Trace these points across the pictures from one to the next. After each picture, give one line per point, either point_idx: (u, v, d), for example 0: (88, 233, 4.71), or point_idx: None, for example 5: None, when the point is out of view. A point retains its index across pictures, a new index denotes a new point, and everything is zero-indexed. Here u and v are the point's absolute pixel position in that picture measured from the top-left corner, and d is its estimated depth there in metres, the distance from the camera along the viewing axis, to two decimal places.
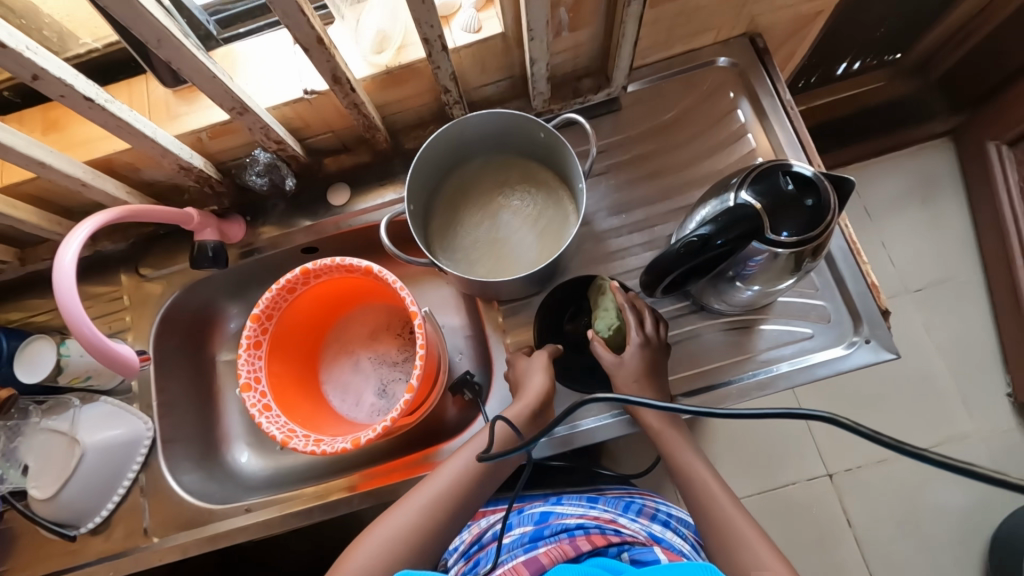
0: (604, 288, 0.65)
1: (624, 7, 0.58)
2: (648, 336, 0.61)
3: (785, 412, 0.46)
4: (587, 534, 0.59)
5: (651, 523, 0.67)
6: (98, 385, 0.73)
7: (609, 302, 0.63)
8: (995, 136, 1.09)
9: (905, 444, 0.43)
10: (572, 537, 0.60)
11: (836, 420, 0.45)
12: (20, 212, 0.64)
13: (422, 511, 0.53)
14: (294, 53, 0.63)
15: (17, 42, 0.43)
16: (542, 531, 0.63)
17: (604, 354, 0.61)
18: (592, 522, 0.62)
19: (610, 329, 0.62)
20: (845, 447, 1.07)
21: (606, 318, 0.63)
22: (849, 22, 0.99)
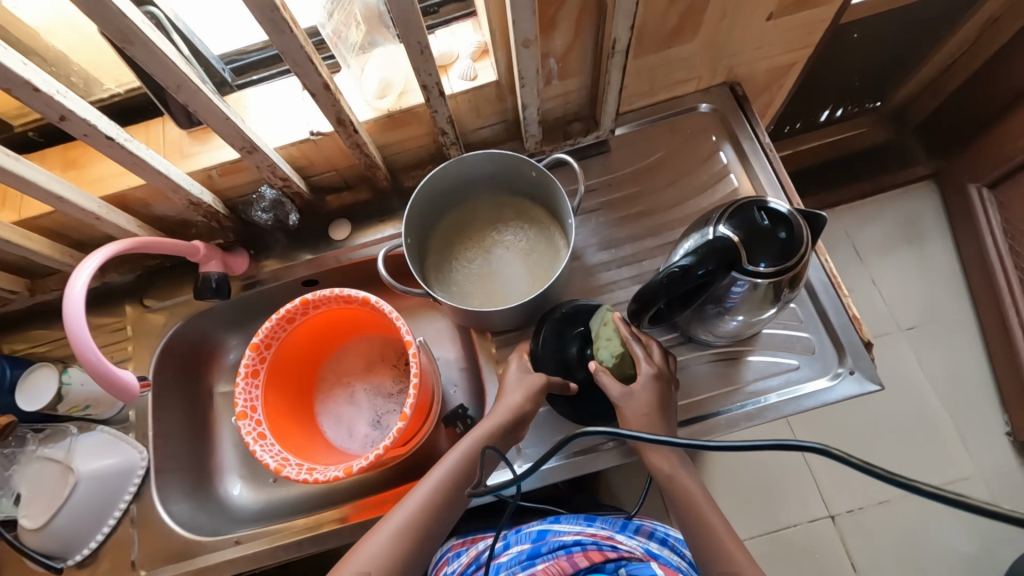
0: (609, 320, 0.64)
1: (608, 58, 0.63)
2: (656, 370, 0.60)
3: (773, 442, 0.43)
4: (585, 550, 0.59)
5: (648, 541, 0.66)
6: (97, 413, 0.74)
7: (614, 332, 0.63)
8: (975, 180, 1.14)
9: (895, 473, 0.39)
10: (570, 554, 0.60)
11: (829, 450, 0.41)
12: (34, 244, 0.67)
13: (405, 532, 0.50)
14: (302, 98, 0.67)
15: (50, 88, 0.48)
16: (540, 548, 0.62)
17: (611, 385, 0.60)
18: (590, 538, 0.61)
19: (614, 358, 0.62)
20: (843, 486, 1.06)
21: (609, 347, 0.63)
22: (825, 73, 1.05)
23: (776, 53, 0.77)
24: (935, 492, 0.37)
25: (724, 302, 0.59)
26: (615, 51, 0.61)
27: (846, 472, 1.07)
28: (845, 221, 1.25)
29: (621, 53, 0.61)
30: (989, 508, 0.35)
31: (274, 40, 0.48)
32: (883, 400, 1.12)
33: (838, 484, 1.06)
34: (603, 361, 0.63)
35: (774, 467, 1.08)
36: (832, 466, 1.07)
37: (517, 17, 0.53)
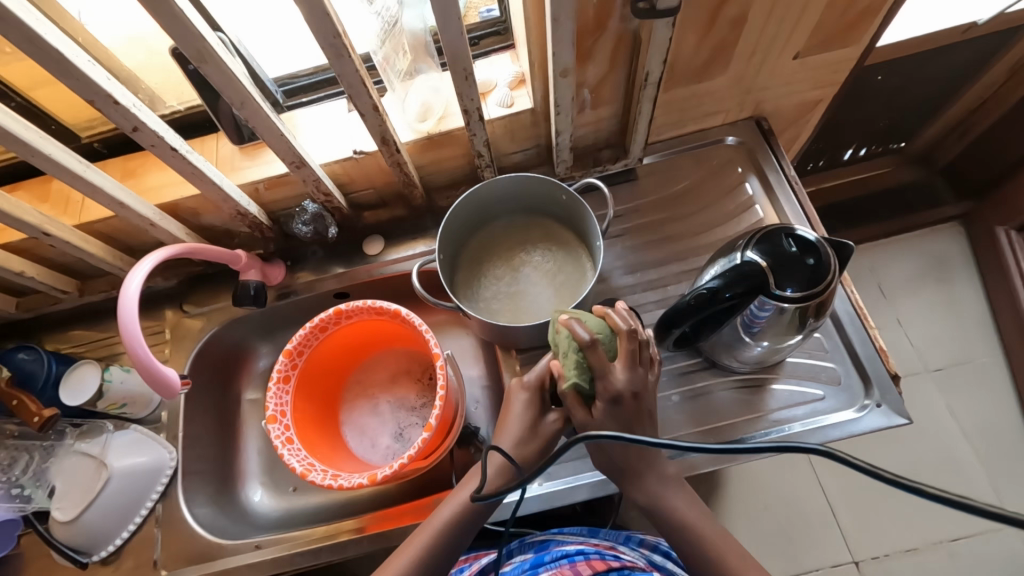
0: (560, 324, 0.53)
1: (640, 90, 0.66)
2: (612, 387, 0.49)
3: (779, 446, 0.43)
4: (588, 561, 0.57)
5: (653, 553, 0.65)
6: (131, 412, 0.76)
7: (568, 345, 0.51)
8: (1003, 222, 1.13)
9: (899, 476, 0.40)
10: (571, 564, 0.57)
11: (832, 454, 0.42)
12: (91, 246, 0.71)
13: (431, 543, 0.53)
14: (348, 118, 0.72)
15: (128, 101, 0.52)
16: (543, 558, 0.61)
17: (574, 410, 0.51)
18: (592, 548, 0.60)
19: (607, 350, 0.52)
20: (866, 528, 1.03)
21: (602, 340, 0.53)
22: (850, 112, 1.07)
23: (803, 90, 0.79)
24: (939, 494, 0.38)
25: (750, 327, 0.60)
26: (648, 83, 0.64)
27: (870, 515, 1.04)
28: (870, 258, 1.25)
29: (653, 85, 0.64)
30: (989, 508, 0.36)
31: (333, 64, 0.52)
32: (911, 441, 1.10)
33: (863, 527, 1.03)
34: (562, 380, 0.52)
35: (796, 506, 1.05)
36: (856, 507, 1.05)
37: (558, 49, 0.56)
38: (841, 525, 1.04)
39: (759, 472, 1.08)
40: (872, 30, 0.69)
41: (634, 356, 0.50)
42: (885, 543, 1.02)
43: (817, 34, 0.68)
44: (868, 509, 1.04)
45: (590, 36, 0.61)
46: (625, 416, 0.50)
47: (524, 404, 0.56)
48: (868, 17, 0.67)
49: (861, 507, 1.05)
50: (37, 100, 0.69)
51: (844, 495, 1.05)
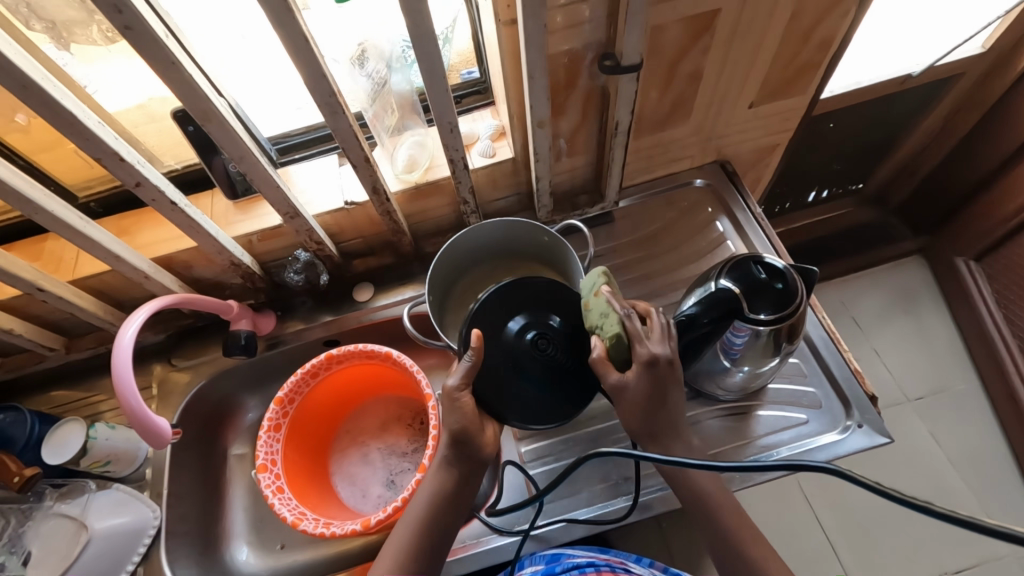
0: (597, 291, 0.57)
1: (611, 138, 0.71)
2: (651, 352, 0.53)
3: (788, 464, 0.47)
4: (599, 570, 0.59)
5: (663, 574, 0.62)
6: (115, 470, 0.74)
7: (606, 308, 0.56)
8: (961, 253, 1.21)
9: (908, 495, 0.43)
10: (584, 574, 0.59)
11: (843, 473, 0.45)
12: (82, 300, 0.72)
13: (409, 545, 0.55)
14: (339, 173, 0.76)
15: (133, 158, 0.55)
16: (552, 566, 0.62)
17: (606, 371, 0.54)
18: (602, 560, 0.61)
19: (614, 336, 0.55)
20: (872, 565, 1.02)
21: (605, 325, 0.56)
22: (807, 157, 1.16)
23: (760, 137, 0.86)
24: (945, 513, 0.41)
25: (729, 352, 0.63)
26: (618, 131, 0.70)
27: (871, 549, 1.03)
28: (844, 294, 1.30)
29: (622, 133, 0.70)
30: (992, 527, 0.39)
31: (328, 121, 0.57)
32: (901, 470, 1.10)
33: (863, 564, 1.02)
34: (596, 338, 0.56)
35: (797, 545, 1.04)
36: (857, 542, 1.03)
37: (535, 104, 0.61)
38: (843, 562, 1.02)
39: (755, 510, 1.07)
40: (814, 82, 0.77)
41: (667, 330, 0.55)
42: None
43: (766, 86, 0.75)
44: (868, 543, 1.03)
45: (564, 92, 0.67)
46: (656, 382, 0.53)
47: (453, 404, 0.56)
48: (809, 71, 0.74)
49: (860, 541, 1.04)
50: (39, 163, 0.72)
51: (844, 531, 1.04)
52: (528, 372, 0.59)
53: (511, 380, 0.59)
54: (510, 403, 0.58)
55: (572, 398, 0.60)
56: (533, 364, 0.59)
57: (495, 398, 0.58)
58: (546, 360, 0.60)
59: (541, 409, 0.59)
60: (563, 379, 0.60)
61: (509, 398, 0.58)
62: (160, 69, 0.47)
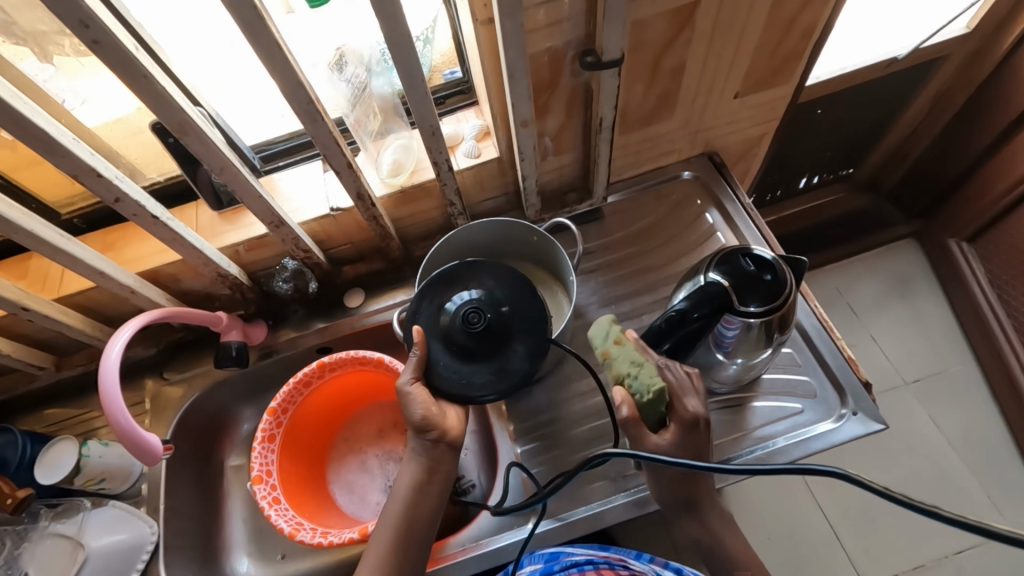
0: (622, 339, 0.59)
1: (597, 134, 0.71)
2: (694, 407, 0.56)
3: (796, 467, 0.47)
4: (597, 569, 0.62)
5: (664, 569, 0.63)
6: (110, 488, 0.73)
7: (637, 356, 0.58)
8: (953, 236, 1.21)
9: (913, 499, 0.43)
10: (583, 573, 0.62)
11: (847, 476, 0.46)
12: (69, 318, 0.71)
13: (392, 539, 0.56)
14: (324, 179, 0.76)
15: (111, 174, 0.55)
16: (552, 565, 0.64)
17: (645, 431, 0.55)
18: (599, 556, 0.64)
19: (652, 388, 0.55)
20: (876, 552, 1.02)
21: (644, 376, 0.56)
22: (796, 145, 1.15)
23: (747, 127, 0.86)
24: (955, 519, 0.40)
25: (722, 345, 0.63)
26: (603, 128, 0.69)
27: (872, 534, 1.03)
28: (838, 280, 1.30)
29: (607, 129, 0.70)
30: (999, 532, 0.39)
31: (308, 128, 0.56)
32: (900, 454, 1.11)
33: (865, 550, 1.02)
34: (635, 394, 0.56)
35: (799, 533, 1.04)
36: (859, 528, 1.04)
37: (517, 104, 0.61)
38: (845, 548, 1.02)
39: (757, 500, 1.07)
40: (799, 70, 0.77)
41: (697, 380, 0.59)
42: (890, 561, 1.01)
43: (751, 76, 0.75)
44: (869, 527, 1.04)
45: (546, 90, 0.66)
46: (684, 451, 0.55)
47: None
48: (794, 60, 0.74)
49: (862, 526, 1.04)
50: (19, 180, 0.71)
51: (845, 517, 1.05)
52: (468, 351, 0.57)
53: (453, 361, 0.57)
54: (457, 386, 0.57)
55: (521, 370, 0.56)
56: (472, 342, 0.56)
57: (442, 381, 0.57)
58: (481, 336, 0.56)
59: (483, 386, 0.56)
60: (509, 352, 0.57)
61: (454, 380, 0.57)
62: (131, 82, 0.47)
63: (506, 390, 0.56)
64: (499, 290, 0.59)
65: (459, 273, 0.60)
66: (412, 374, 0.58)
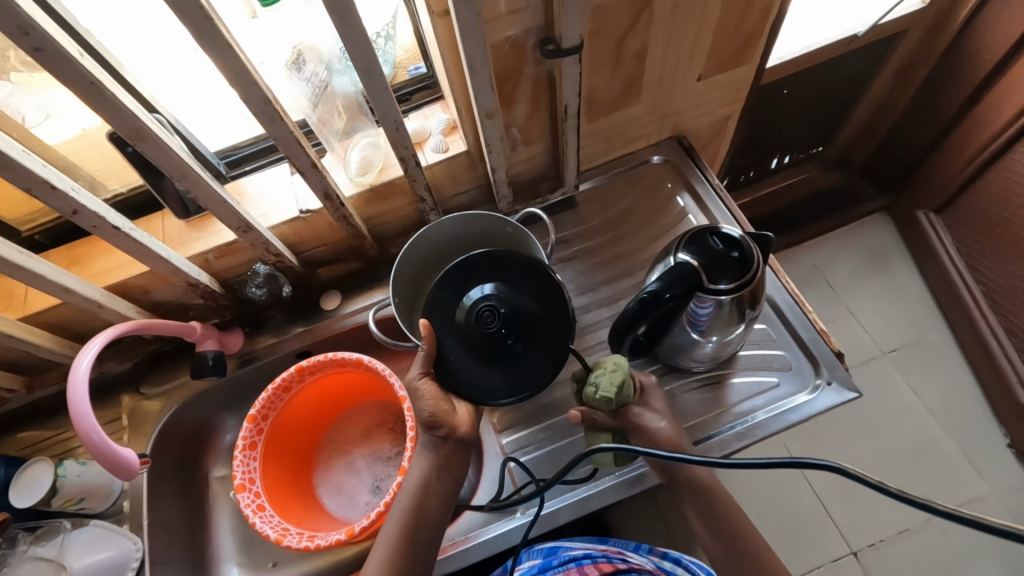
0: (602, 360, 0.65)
1: (564, 122, 0.71)
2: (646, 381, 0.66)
3: (790, 460, 0.47)
4: (596, 563, 0.61)
5: (663, 560, 0.60)
6: (91, 507, 0.72)
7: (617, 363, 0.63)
8: (921, 207, 1.24)
9: (907, 492, 0.42)
10: (581, 568, 0.60)
11: (845, 471, 0.45)
12: (36, 337, 0.70)
13: (395, 542, 0.55)
14: (292, 181, 0.74)
15: (66, 186, 0.53)
16: (550, 560, 0.64)
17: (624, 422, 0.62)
18: (599, 550, 0.63)
19: (617, 383, 0.61)
20: (863, 521, 1.04)
21: (611, 376, 0.62)
22: (765, 125, 1.17)
23: (713, 109, 0.87)
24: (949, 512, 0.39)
25: (696, 325, 0.63)
26: (569, 115, 0.70)
27: (859, 503, 1.06)
28: (813, 257, 1.32)
29: (573, 116, 0.70)
30: (996, 526, 0.37)
31: (269, 130, 0.56)
32: (880, 422, 1.13)
33: (851, 519, 1.04)
34: (611, 389, 0.61)
35: (787, 505, 1.06)
36: (845, 497, 1.06)
37: (480, 95, 0.61)
38: (833, 517, 1.05)
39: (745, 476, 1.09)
40: (760, 49, 0.78)
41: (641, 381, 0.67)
42: (876, 528, 1.04)
43: (713, 58, 0.76)
44: (855, 496, 1.06)
45: (510, 80, 0.67)
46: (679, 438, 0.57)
47: (429, 395, 0.57)
48: (754, 39, 0.75)
49: (847, 495, 1.06)
50: None
51: (831, 487, 1.07)
52: (485, 351, 0.57)
53: (468, 360, 0.57)
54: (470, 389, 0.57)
55: (536, 372, 0.57)
56: (490, 343, 0.57)
57: (457, 380, 0.57)
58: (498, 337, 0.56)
59: (497, 387, 0.57)
60: (526, 357, 0.58)
61: (470, 379, 0.57)
62: (79, 90, 0.46)
63: (518, 393, 0.57)
64: (519, 290, 0.58)
65: (476, 266, 0.59)
66: (422, 369, 0.57)
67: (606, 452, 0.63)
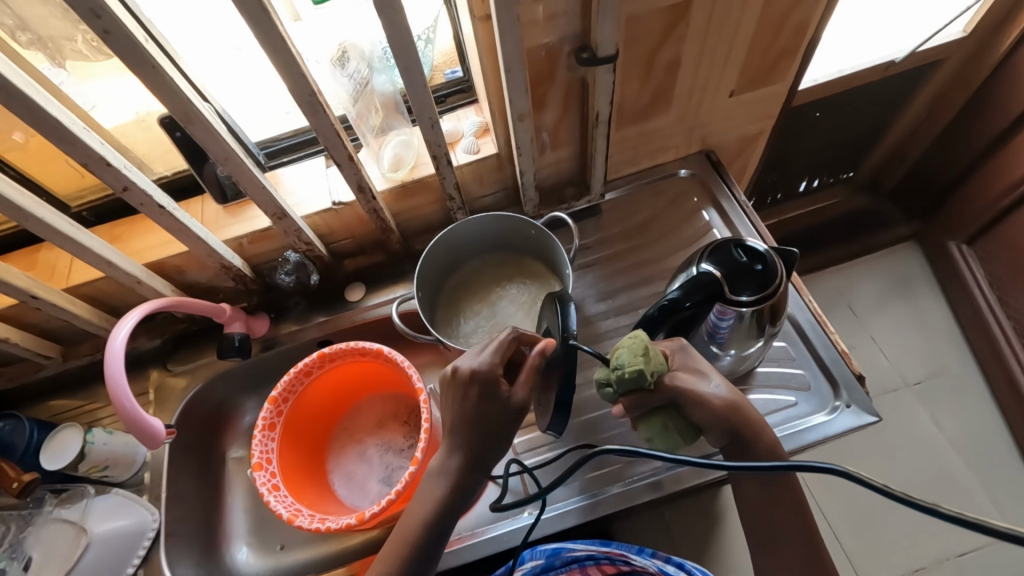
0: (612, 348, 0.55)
1: (594, 130, 0.72)
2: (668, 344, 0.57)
3: (792, 464, 0.45)
4: (599, 564, 0.65)
5: (665, 564, 0.59)
6: (113, 475, 0.75)
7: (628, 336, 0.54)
8: (954, 237, 1.21)
9: (912, 496, 0.41)
10: (583, 569, 0.65)
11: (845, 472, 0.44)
12: (77, 307, 0.73)
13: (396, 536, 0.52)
14: (327, 173, 0.77)
15: (119, 163, 0.57)
16: (552, 561, 0.64)
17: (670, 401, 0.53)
18: (602, 553, 0.64)
19: (640, 350, 0.52)
20: (878, 555, 1.01)
21: (627, 351, 0.52)
22: (796, 146, 1.16)
23: (743, 125, 0.87)
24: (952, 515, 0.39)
25: (716, 336, 0.64)
26: (599, 123, 0.71)
27: (873, 535, 1.03)
28: (838, 282, 1.31)
29: (603, 123, 0.71)
30: (997, 528, 0.37)
31: (310, 120, 0.58)
32: (900, 454, 1.10)
33: (864, 551, 1.02)
34: (635, 363, 0.51)
35: None
36: (859, 528, 1.03)
37: (514, 97, 0.62)
38: (846, 549, 1.02)
39: None
40: (794, 67, 0.78)
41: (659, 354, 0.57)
42: (890, 562, 1.01)
43: (746, 74, 0.76)
44: (870, 529, 1.03)
45: (543, 85, 0.68)
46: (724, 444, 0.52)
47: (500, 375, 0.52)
48: (788, 56, 0.75)
49: (862, 527, 1.03)
50: (30, 173, 0.73)
51: (845, 516, 1.04)
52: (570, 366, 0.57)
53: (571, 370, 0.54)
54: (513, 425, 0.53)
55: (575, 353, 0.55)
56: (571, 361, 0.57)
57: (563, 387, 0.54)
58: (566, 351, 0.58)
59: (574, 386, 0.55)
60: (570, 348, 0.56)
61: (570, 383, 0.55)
62: (139, 72, 0.48)
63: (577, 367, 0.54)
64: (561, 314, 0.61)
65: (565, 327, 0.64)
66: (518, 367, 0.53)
67: (670, 436, 0.53)
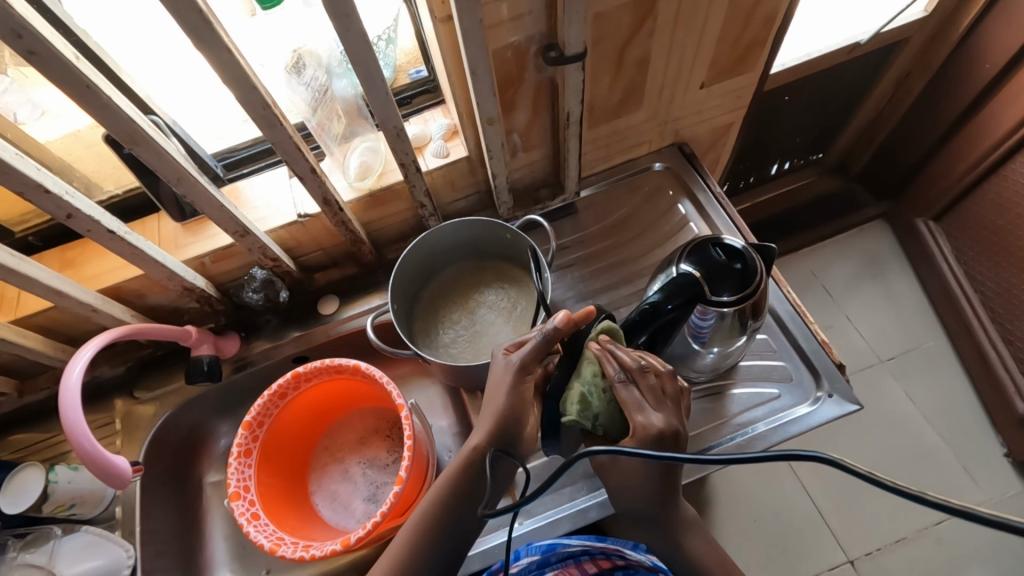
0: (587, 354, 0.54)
1: (565, 130, 0.71)
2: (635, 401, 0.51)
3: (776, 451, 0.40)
4: (594, 560, 0.63)
5: None
6: (82, 513, 0.71)
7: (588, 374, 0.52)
8: (921, 215, 1.23)
9: (897, 483, 0.36)
10: (580, 565, 0.62)
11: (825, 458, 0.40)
12: (29, 340, 0.68)
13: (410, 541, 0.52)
14: (291, 185, 0.74)
15: (60, 189, 0.53)
16: (549, 557, 0.63)
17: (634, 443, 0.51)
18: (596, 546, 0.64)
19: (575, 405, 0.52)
20: (862, 530, 1.04)
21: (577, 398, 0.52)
22: (767, 132, 1.16)
23: (714, 116, 0.86)
24: (940, 504, 0.34)
25: (699, 336, 0.64)
26: (570, 122, 0.69)
27: (857, 512, 1.05)
28: (812, 263, 1.32)
29: (575, 123, 0.69)
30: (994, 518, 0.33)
31: (266, 134, 0.55)
32: (878, 432, 1.13)
33: (848, 528, 1.04)
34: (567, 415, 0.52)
35: (785, 514, 1.05)
36: (842, 507, 1.05)
37: (481, 100, 0.60)
38: (831, 526, 1.04)
39: (743, 481, 1.08)
40: (763, 57, 0.77)
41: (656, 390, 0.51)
42: (875, 538, 1.03)
43: (716, 66, 0.75)
44: (854, 507, 1.05)
45: (511, 85, 0.66)
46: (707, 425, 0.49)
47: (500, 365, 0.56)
48: (757, 47, 0.74)
49: (847, 505, 1.06)
50: None
51: (829, 496, 1.06)
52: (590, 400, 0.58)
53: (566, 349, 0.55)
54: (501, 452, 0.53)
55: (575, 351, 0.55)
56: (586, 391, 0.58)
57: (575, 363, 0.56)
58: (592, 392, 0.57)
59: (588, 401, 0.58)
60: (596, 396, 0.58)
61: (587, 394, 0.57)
62: (74, 93, 0.45)
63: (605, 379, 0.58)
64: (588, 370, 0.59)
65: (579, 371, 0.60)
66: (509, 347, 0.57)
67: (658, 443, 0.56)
